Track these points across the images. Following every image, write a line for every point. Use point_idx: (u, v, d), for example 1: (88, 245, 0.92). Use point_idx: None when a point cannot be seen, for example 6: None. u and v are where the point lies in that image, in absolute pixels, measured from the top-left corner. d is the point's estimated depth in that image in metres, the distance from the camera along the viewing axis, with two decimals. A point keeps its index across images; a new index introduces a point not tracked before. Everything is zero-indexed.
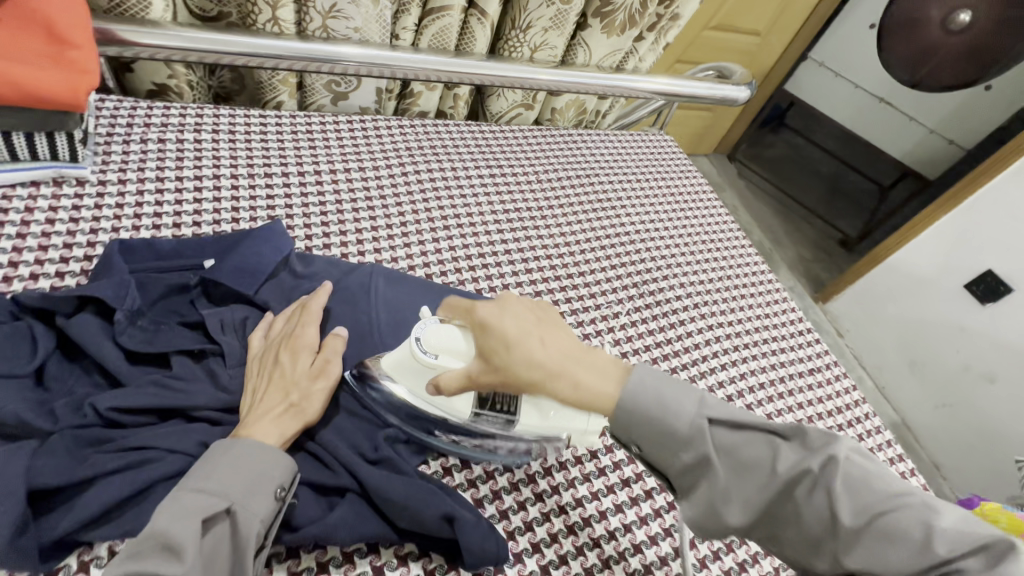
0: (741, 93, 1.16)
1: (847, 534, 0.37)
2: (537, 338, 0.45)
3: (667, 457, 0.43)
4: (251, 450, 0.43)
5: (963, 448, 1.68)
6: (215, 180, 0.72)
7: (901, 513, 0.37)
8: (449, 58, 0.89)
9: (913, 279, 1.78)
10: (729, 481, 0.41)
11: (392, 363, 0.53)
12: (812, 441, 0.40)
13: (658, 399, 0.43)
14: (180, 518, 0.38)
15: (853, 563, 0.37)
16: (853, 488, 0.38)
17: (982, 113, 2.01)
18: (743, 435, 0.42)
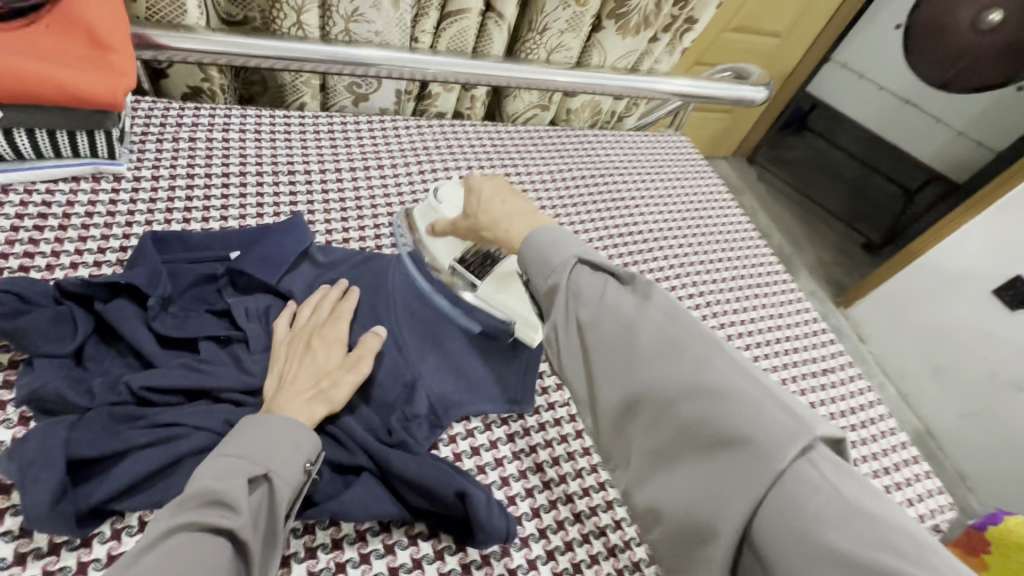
0: (757, 94, 1.15)
1: (648, 353, 0.41)
2: (499, 198, 0.60)
3: (540, 281, 0.48)
4: (281, 424, 0.46)
5: (989, 457, 1.63)
6: (241, 177, 0.76)
7: (699, 346, 0.40)
8: (467, 61, 0.91)
9: (938, 283, 1.74)
10: (571, 304, 0.45)
11: (418, 213, 0.73)
12: (642, 285, 0.45)
13: (552, 241, 0.49)
14: (225, 477, 0.40)
15: (651, 377, 0.40)
16: (662, 324, 0.42)
17: (1013, 114, 1.95)
18: (592, 273, 0.46)
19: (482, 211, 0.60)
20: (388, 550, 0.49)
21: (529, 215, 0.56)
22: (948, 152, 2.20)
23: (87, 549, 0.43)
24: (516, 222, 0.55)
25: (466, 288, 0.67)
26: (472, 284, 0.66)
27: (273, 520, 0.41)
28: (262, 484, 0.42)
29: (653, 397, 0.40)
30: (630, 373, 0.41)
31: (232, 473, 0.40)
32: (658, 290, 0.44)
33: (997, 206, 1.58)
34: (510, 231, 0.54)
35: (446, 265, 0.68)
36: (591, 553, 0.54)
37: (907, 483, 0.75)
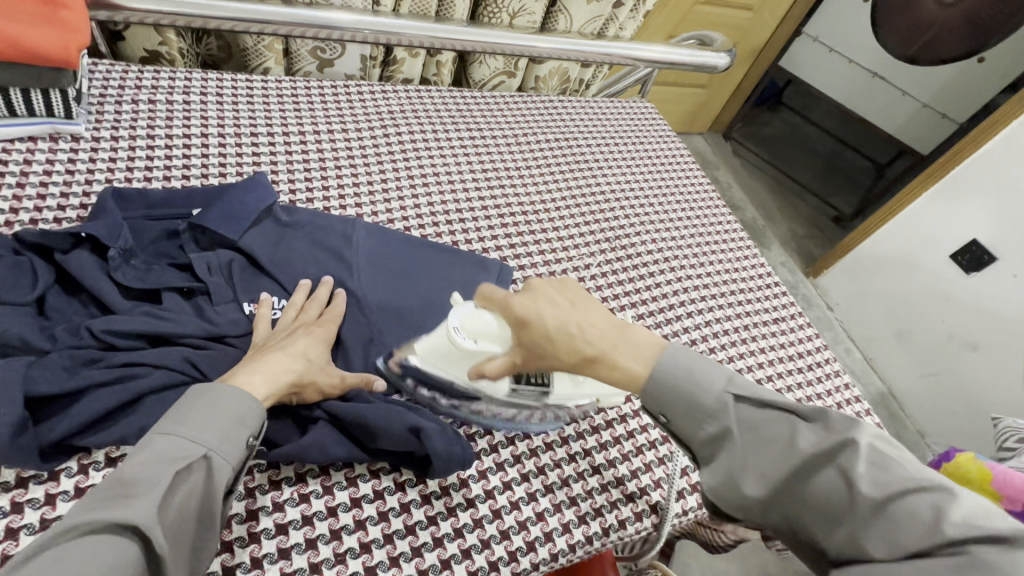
0: (721, 59, 1.17)
1: (868, 505, 0.36)
2: (577, 325, 0.49)
3: (695, 427, 0.44)
4: (224, 397, 0.43)
5: (946, 414, 1.72)
6: (203, 138, 0.76)
7: (925, 493, 0.35)
8: (430, 24, 0.92)
9: (899, 251, 1.79)
10: (747, 453, 0.42)
11: (430, 352, 0.56)
12: (834, 422, 0.40)
13: (688, 373, 0.45)
14: (154, 460, 0.38)
15: (872, 545, 0.35)
16: (876, 468, 0.37)
17: (974, 84, 2.00)
18: (768, 416, 0.43)
19: (562, 347, 0.49)
20: (350, 483, 0.52)
21: (624, 342, 0.48)
22: (915, 124, 2.24)
23: (55, 482, 0.45)
24: (621, 355, 0.47)
25: (534, 400, 0.56)
26: (544, 395, 0.56)
27: (206, 502, 0.39)
28: (198, 464, 0.40)
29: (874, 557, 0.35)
30: (845, 533, 0.37)
31: (161, 455, 0.38)
32: (842, 418, 0.40)
33: (955, 174, 1.62)
34: (619, 368, 0.47)
35: (507, 391, 0.55)
36: (546, 484, 0.57)
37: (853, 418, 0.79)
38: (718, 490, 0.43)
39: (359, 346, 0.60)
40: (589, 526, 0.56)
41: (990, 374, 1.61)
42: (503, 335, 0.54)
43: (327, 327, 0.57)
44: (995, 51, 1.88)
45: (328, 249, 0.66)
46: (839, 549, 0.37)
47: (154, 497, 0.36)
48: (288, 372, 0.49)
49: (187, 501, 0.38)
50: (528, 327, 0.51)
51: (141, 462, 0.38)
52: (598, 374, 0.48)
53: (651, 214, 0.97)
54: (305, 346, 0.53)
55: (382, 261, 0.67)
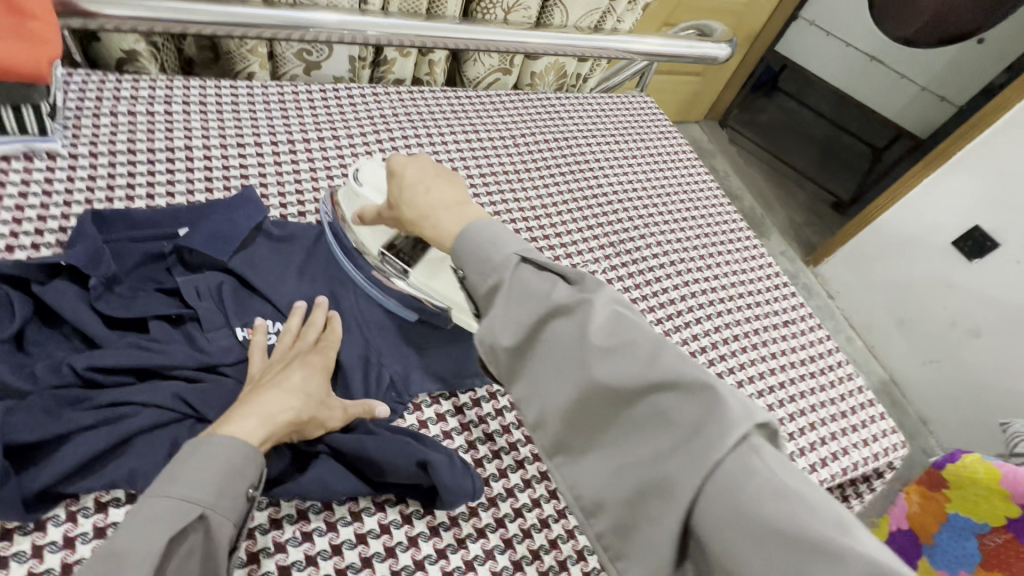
0: (722, 50, 1.14)
1: (598, 353, 0.37)
2: (424, 185, 0.52)
3: (502, 305, 0.40)
4: (222, 449, 0.41)
5: (948, 401, 1.71)
6: (187, 151, 0.72)
7: (653, 344, 0.37)
8: (421, 23, 0.88)
9: (900, 238, 1.77)
10: (511, 305, 0.39)
11: (342, 195, 0.64)
12: (588, 284, 0.40)
13: (489, 238, 0.43)
14: (147, 528, 0.37)
15: (663, 449, 0.34)
16: (610, 322, 0.38)
17: (974, 66, 1.96)
18: (540, 274, 0.41)
19: (407, 201, 0.52)
20: (354, 517, 0.49)
21: (458, 207, 0.49)
22: (913, 108, 2.22)
23: (42, 532, 0.43)
24: (445, 215, 0.48)
25: (397, 276, 0.61)
26: (403, 272, 0.61)
27: (207, 563, 0.39)
28: (195, 524, 0.39)
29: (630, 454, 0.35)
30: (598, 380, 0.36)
31: (154, 521, 0.37)
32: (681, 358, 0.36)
33: (958, 159, 1.60)
34: (438, 227, 0.47)
35: (375, 253, 0.61)
36: (558, 509, 0.55)
37: (870, 424, 0.76)
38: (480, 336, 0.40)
39: (360, 371, 0.57)
40: (603, 551, 0.54)
41: (993, 362, 1.60)
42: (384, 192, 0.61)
43: (325, 352, 0.54)
44: (994, 32, 1.85)
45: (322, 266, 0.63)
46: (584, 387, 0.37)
47: (148, 571, 0.35)
48: (288, 406, 0.47)
49: (184, 567, 0.37)
50: (394, 185, 0.54)
51: (133, 531, 0.36)
52: (424, 235, 0.50)
53: (654, 214, 0.93)
54: (303, 378, 0.50)
55: None
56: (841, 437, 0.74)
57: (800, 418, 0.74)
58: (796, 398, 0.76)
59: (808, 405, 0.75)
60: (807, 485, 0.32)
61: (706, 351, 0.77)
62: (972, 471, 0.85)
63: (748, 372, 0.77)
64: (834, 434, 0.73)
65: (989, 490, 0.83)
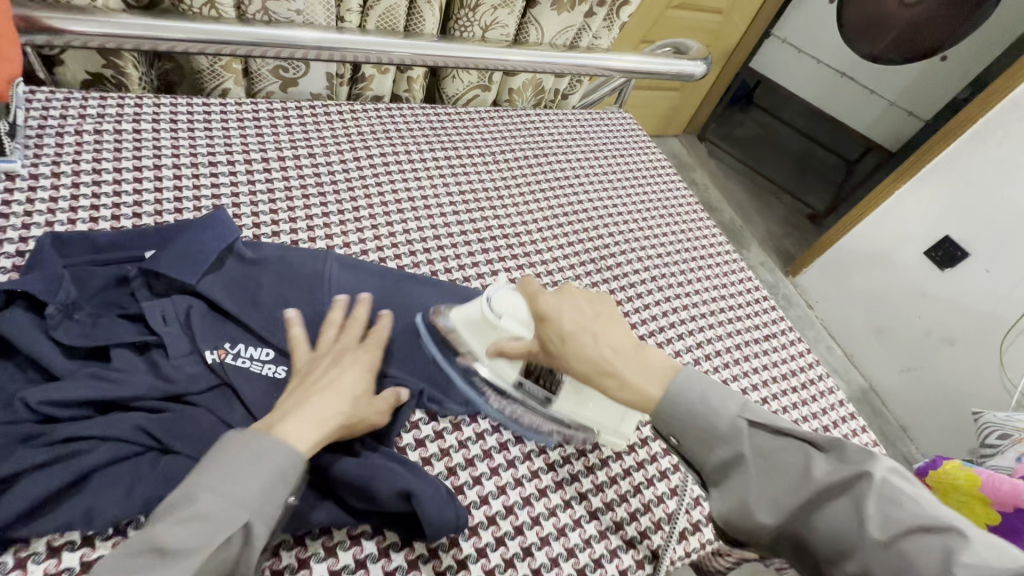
0: (697, 67, 1.16)
1: (812, 492, 0.41)
2: (589, 332, 0.52)
3: (704, 451, 0.46)
4: (270, 451, 0.41)
5: (925, 409, 1.75)
6: (156, 171, 0.70)
7: (938, 531, 0.37)
8: (398, 41, 0.87)
9: (875, 249, 1.81)
10: (759, 479, 0.44)
11: (461, 318, 0.59)
12: (850, 451, 0.42)
13: (701, 397, 0.46)
14: (187, 525, 0.37)
15: (879, 572, 0.37)
16: (888, 504, 0.39)
17: (938, 83, 2.04)
18: (783, 441, 0.44)
19: (569, 351, 0.51)
20: (330, 552, 0.48)
21: (633, 362, 0.50)
22: (882, 124, 2.29)
23: None
24: (628, 364, 0.50)
25: (538, 402, 0.60)
26: (547, 399, 0.60)
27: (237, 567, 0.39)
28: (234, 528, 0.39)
29: None
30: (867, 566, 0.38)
31: (193, 520, 0.37)
32: (859, 450, 0.42)
33: (926, 172, 1.64)
34: (627, 385, 0.49)
35: (514, 382, 0.60)
36: (541, 536, 0.55)
37: (851, 437, 0.76)
38: (731, 516, 0.44)
39: None
40: None
41: (967, 369, 1.64)
42: (528, 323, 0.56)
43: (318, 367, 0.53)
44: (956, 50, 1.92)
45: (299, 288, 0.61)
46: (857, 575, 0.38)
47: (187, 568, 0.35)
48: None
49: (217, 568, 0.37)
50: (545, 325, 0.53)
51: (176, 526, 0.37)
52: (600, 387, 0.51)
53: (636, 231, 0.93)
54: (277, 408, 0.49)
55: (355, 293, 0.63)
56: None
57: None
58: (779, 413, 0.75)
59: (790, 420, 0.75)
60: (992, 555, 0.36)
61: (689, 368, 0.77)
62: (953, 477, 0.85)
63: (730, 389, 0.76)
64: None
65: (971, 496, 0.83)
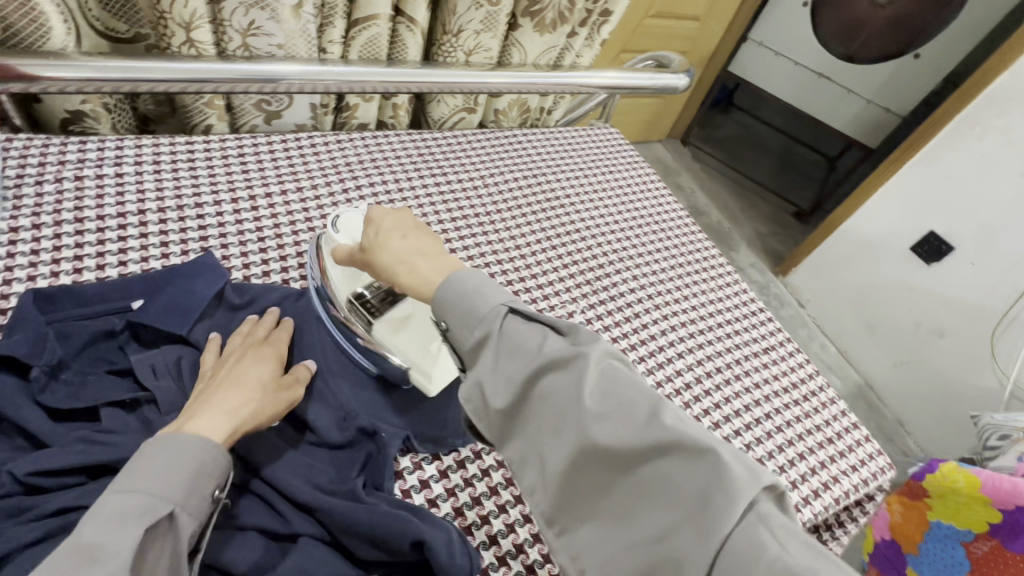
0: (680, 80, 1.16)
1: (585, 407, 0.41)
2: (398, 232, 0.56)
3: (464, 332, 0.46)
4: (192, 446, 0.44)
5: (921, 402, 1.76)
6: (140, 216, 0.69)
7: (643, 401, 0.41)
8: (383, 70, 0.87)
9: (863, 246, 1.83)
10: (501, 358, 0.44)
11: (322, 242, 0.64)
12: (581, 337, 0.45)
13: (477, 284, 0.48)
14: (116, 527, 0.38)
15: (601, 439, 0.40)
16: (600, 381, 0.43)
17: (913, 80, 2.08)
18: (529, 326, 0.46)
19: (379, 247, 0.56)
20: None
21: (433, 255, 0.54)
22: (862, 120, 2.29)
23: None
24: (423, 262, 0.53)
25: (362, 326, 0.59)
26: (369, 324, 0.59)
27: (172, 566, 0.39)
28: (163, 521, 0.40)
29: (604, 454, 0.40)
30: (573, 439, 0.41)
31: (124, 522, 0.38)
32: (588, 334, 0.45)
33: (908, 170, 1.67)
34: (417, 272, 0.52)
35: (348, 300, 0.61)
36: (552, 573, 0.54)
37: (856, 448, 0.75)
38: (470, 394, 0.44)
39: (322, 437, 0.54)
40: None
41: (958, 361, 1.65)
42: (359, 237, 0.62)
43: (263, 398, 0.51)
44: (928, 48, 1.97)
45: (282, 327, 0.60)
46: (565, 454, 0.41)
47: (123, 560, 0.36)
48: None
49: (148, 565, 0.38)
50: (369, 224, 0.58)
51: (99, 526, 0.37)
52: (395, 280, 0.54)
53: (630, 248, 0.92)
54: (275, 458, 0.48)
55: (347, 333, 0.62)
56: (830, 465, 0.72)
57: (789, 448, 0.72)
58: (784, 427, 0.74)
59: (796, 434, 0.74)
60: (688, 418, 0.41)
61: (691, 387, 0.75)
62: (952, 479, 0.86)
63: (734, 406, 0.75)
64: (823, 463, 0.72)
65: (970, 498, 0.84)
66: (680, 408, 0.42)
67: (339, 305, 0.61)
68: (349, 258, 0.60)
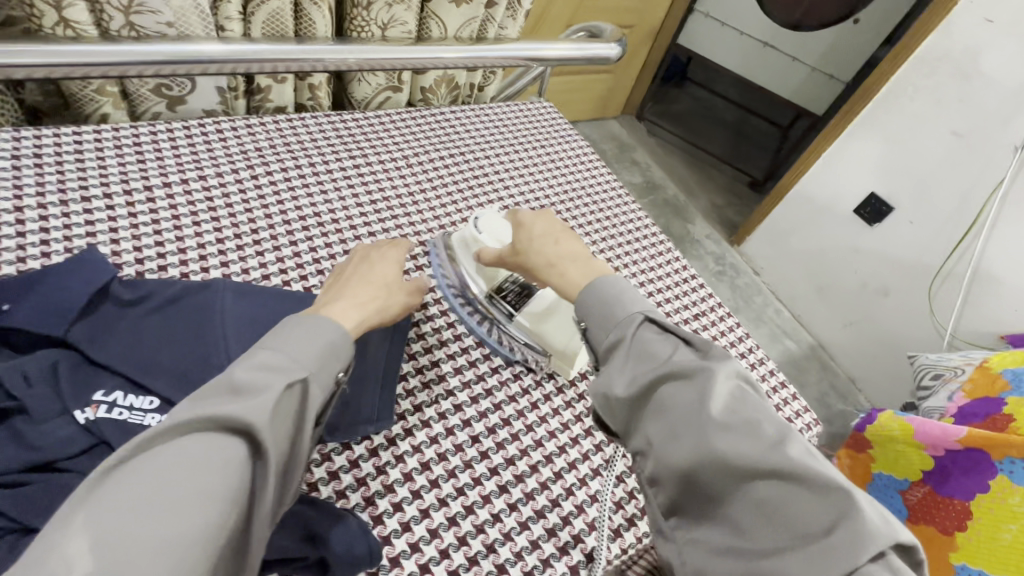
0: (612, 50, 1.14)
1: (712, 419, 0.40)
2: (552, 238, 0.60)
3: (600, 333, 0.49)
4: (321, 322, 0.49)
5: (870, 359, 1.81)
6: (18, 214, 0.64)
7: (771, 426, 0.40)
8: (288, 47, 0.82)
9: (810, 211, 1.86)
10: (627, 360, 0.46)
11: (457, 239, 0.72)
12: (712, 353, 0.45)
13: (618, 292, 0.51)
14: (263, 369, 0.42)
15: (719, 451, 0.39)
16: (731, 400, 0.42)
17: (852, 47, 2.09)
18: (664, 335, 0.47)
19: (531, 250, 0.60)
20: None
21: (581, 260, 0.57)
22: (808, 87, 2.32)
23: None
24: (568, 268, 0.57)
25: (503, 317, 0.68)
26: (511, 316, 0.67)
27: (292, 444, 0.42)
28: (296, 387, 0.43)
29: (722, 469, 0.39)
30: (689, 449, 0.40)
31: (267, 369, 0.42)
32: (721, 352, 0.45)
33: (848, 133, 1.70)
34: (567, 276, 0.56)
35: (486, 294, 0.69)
36: (468, 556, 0.51)
37: (784, 406, 0.76)
38: (597, 387, 0.47)
39: None
40: None
41: (902, 317, 1.70)
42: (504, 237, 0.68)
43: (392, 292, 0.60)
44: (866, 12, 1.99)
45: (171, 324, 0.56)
46: (676, 460, 0.41)
47: (266, 401, 0.39)
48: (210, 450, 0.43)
49: (281, 417, 0.41)
50: (520, 228, 0.63)
51: (253, 371, 0.41)
52: (545, 280, 0.58)
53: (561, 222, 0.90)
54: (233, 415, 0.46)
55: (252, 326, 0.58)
56: None
57: None
58: None
59: None
60: (818, 456, 0.39)
61: None
62: (888, 427, 0.91)
63: None
64: None
65: (905, 444, 0.89)
66: (809, 444, 0.41)
67: (477, 298, 0.69)
68: (493, 259, 0.65)
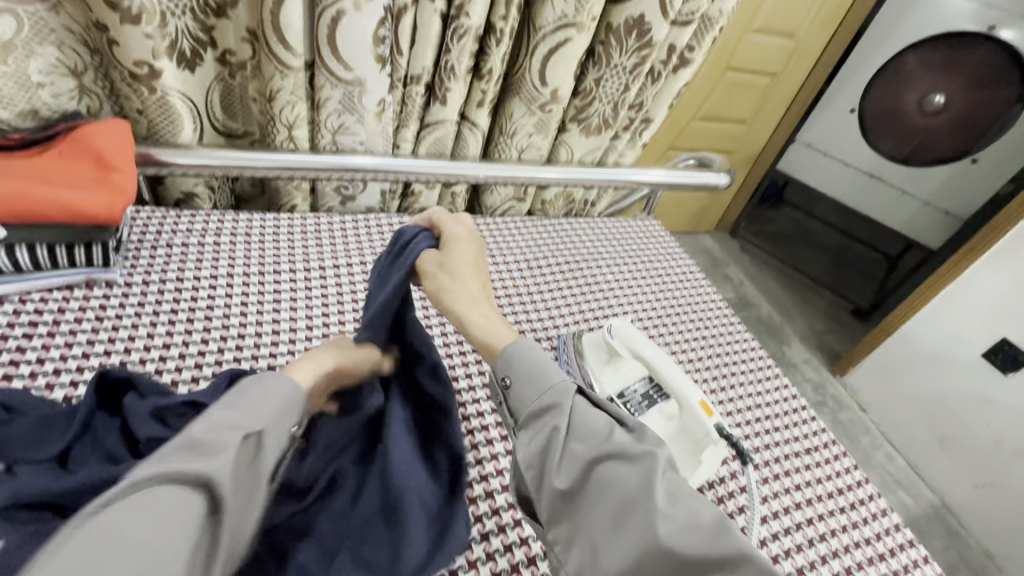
0: (721, 179, 1.23)
1: (660, 510, 0.45)
2: (472, 272, 0.65)
3: (531, 393, 0.54)
4: (281, 389, 0.51)
5: (1011, 532, 1.55)
6: (227, 280, 0.80)
7: (708, 513, 0.46)
8: (445, 163, 0.98)
9: (930, 348, 1.71)
10: (563, 433, 0.50)
11: (589, 339, 0.79)
12: (647, 435, 0.51)
13: (542, 361, 0.56)
14: (220, 429, 0.43)
15: (664, 536, 0.44)
16: (675, 489, 0.48)
17: (973, 184, 2.02)
18: (597, 412, 0.53)
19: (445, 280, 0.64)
20: None
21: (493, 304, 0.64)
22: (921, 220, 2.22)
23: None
24: (483, 311, 0.62)
25: None
26: None
27: (257, 486, 0.45)
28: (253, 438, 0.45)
29: (665, 556, 0.43)
30: (632, 540, 0.45)
31: (224, 427, 0.43)
32: (653, 435, 0.51)
33: (972, 271, 1.59)
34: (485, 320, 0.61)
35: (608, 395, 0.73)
36: None
37: (913, 569, 0.68)
38: (536, 456, 0.51)
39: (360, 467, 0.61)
40: None
41: None
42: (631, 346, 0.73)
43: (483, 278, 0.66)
44: (985, 152, 1.94)
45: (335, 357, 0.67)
46: (621, 552, 0.45)
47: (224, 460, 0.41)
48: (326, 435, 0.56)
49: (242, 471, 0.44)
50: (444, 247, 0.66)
51: (205, 428, 0.42)
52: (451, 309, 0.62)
53: (666, 334, 0.92)
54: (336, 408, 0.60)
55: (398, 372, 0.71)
56: None
57: (833, 560, 0.67)
58: (827, 535, 0.69)
59: (841, 545, 0.69)
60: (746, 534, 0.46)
61: (727, 482, 0.72)
62: None
63: (771, 507, 0.70)
64: None
65: None
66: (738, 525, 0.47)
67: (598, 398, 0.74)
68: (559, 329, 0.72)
